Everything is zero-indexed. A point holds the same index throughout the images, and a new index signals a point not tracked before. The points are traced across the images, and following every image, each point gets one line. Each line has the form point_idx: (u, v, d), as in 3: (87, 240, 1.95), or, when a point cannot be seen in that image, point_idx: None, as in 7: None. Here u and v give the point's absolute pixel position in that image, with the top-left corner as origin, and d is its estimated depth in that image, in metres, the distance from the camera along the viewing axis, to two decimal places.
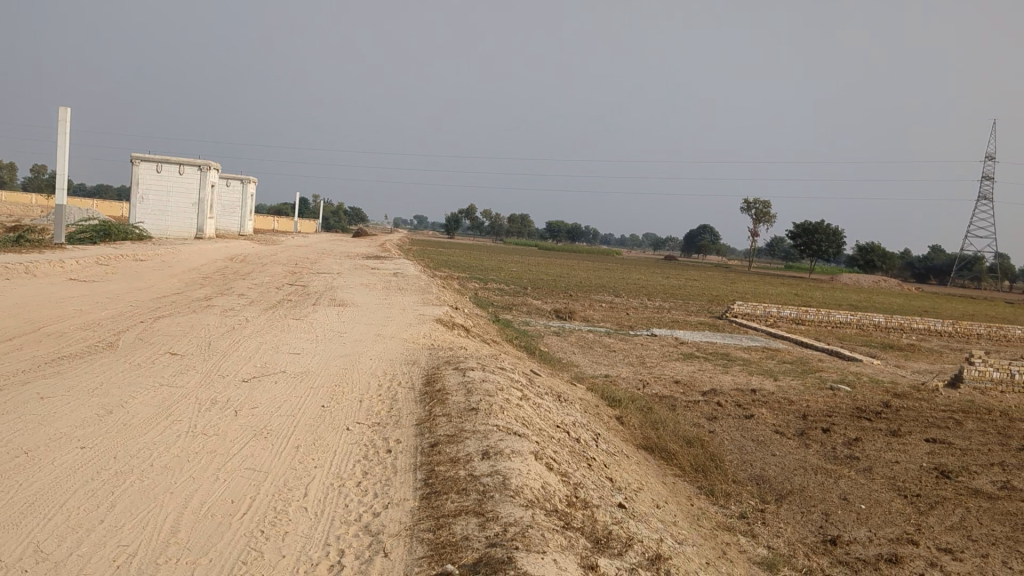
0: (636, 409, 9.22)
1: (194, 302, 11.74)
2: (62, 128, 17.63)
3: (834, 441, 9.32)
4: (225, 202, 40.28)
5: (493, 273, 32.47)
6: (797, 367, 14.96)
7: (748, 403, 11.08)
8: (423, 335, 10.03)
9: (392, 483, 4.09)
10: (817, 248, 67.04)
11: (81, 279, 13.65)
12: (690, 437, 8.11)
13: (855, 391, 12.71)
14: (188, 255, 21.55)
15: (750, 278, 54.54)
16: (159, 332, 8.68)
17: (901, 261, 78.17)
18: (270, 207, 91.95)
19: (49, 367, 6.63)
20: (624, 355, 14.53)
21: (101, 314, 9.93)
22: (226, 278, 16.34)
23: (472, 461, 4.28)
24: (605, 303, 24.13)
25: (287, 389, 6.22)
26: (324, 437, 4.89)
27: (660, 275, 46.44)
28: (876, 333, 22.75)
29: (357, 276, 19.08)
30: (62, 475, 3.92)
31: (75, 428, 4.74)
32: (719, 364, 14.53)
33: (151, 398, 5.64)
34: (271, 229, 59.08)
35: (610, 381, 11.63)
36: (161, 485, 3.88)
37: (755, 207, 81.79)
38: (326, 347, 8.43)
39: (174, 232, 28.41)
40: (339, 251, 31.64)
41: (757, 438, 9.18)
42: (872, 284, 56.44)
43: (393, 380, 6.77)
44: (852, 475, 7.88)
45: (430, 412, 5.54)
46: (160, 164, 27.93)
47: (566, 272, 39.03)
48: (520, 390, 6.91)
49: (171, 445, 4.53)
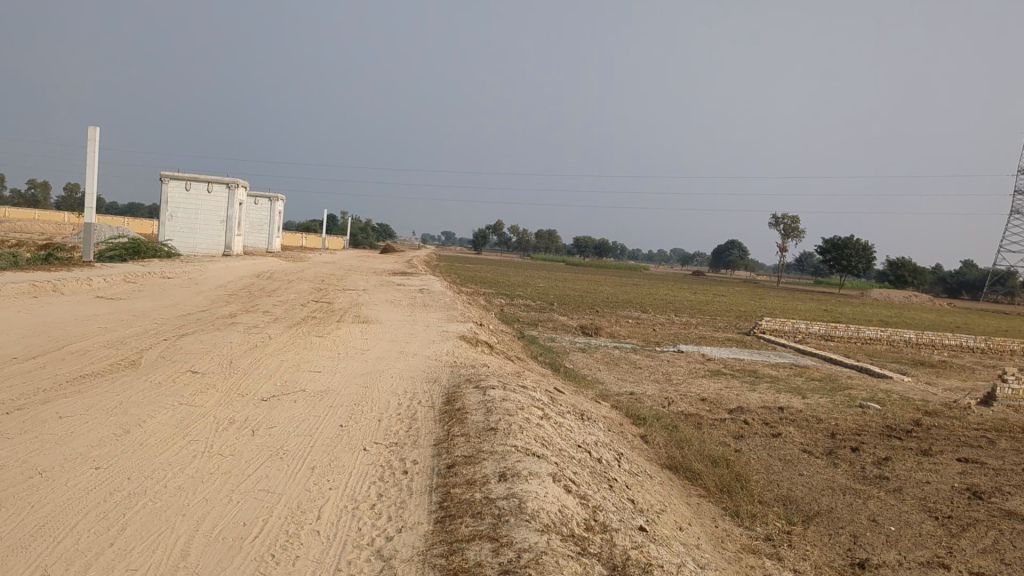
0: (661, 427, 9.10)
1: (218, 320, 11.76)
2: (91, 147, 17.82)
3: (863, 460, 9.14)
4: (254, 220, 40.58)
5: (519, 290, 32.39)
6: (826, 384, 14.74)
7: (775, 421, 10.91)
8: (445, 352, 9.97)
9: (407, 505, 4.02)
10: (847, 263, 66.40)
11: (108, 297, 13.73)
12: (714, 456, 7.98)
13: (885, 410, 12.49)
14: (215, 273, 21.67)
15: (778, 294, 54.03)
16: (182, 350, 8.69)
17: (932, 277, 77.20)
18: (299, 225, 92.56)
19: (71, 385, 6.63)
20: (650, 372, 14.40)
21: (126, 332, 9.97)
22: (252, 296, 16.38)
23: (489, 483, 4.21)
24: (631, 319, 23.96)
25: (306, 408, 6.18)
26: (340, 457, 4.84)
27: (687, 291, 46.18)
28: (906, 350, 22.42)
29: (382, 293, 19.11)
30: (76, 495, 3.91)
31: (91, 448, 4.72)
32: (746, 381, 14.34)
33: (169, 417, 5.63)
34: (299, 246, 59.45)
35: (635, 399, 11.50)
36: (174, 507, 3.84)
37: (783, 223, 81.35)
38: (348, 364, 8.39)
39: (202, 250, 28.62)
40: (366, 268, 31.73)
41: (784, 457, 9.02)
42: (903, 300, 55.77)
43: (414, 399, 6.71)
44: (882, 496, 7.71)
45: (448, 432, 5.48)
46: (189, 182, 28.21)
47: (592, 288, 38.88)
48: (541, 408, 6.83)
49: (186, 465, 4.50)
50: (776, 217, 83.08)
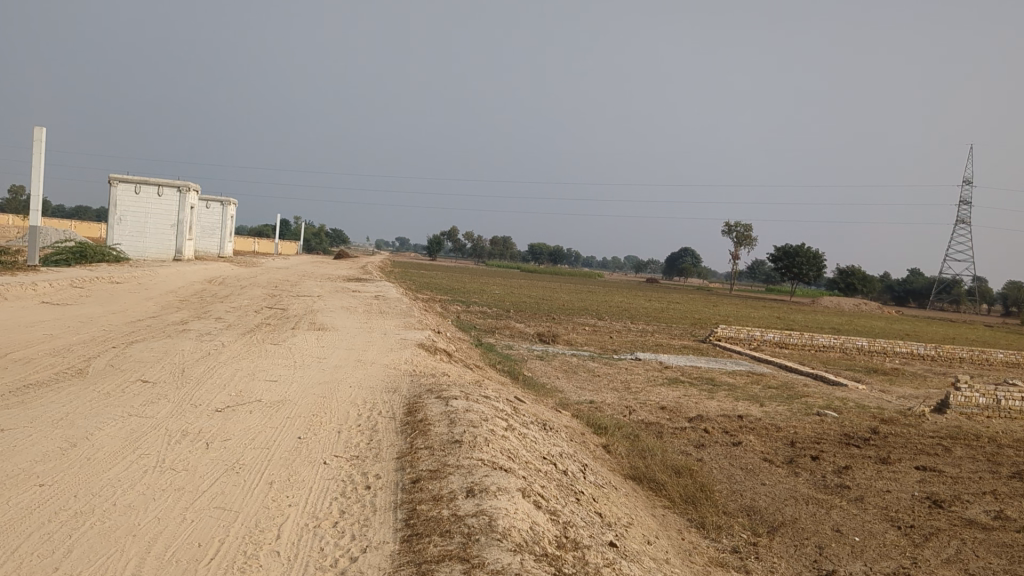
0: (623, 437, 9.03)
1: (170, 327, 11.45)
2: (37, 148, 17.34)
3: (824, 468, 9.13)
4: (206, 224, 39.97)
5: (475, 296, 32.20)
6: (783, 392, 14.78)
7: (735, 430, 10.88)
8: (403, 360, 9.79)
9: (371, 523, 3.86)
10: (798, 271, 67.25)
11: (53, 302, 13.31)
12: (678, 465, 7.90)
13: (842, 418, 12.52)
14: (165, 278, 21.21)
15: (732, 301, 54.41)
16: (131, 358, 8.41)
17: (881, 284, 78.59)
18: (252, 231, 91.55)
19: (14, 395, 6.35)
20: (608, 380, 14.33)
21: (73, 339, 9.65)
22: (203, 301, 16.03)
23: (456, 499, 4.05)
24: (588, 326, 23.94)
25: (261, 419, 5.97)
26: (300, 472, 4.65)
27: (641, 298, 46.33)
28: (858, 358, 22.65)
29: (338, 299, 18.86)
30: (17, 515, 3.68)
31: (34, 464, 4.47)
32: (704, 389, 14.31)
33: (118, 429, 5.38)
34: (252, 252, 58.76)
35: (595, 408, 11.39)
36: (124, 528, 3.63)
37: (734, 231, 82.29)
38: (304, 373, 8.17)
39: (152, 254, 28.04)
40: (320, 273, 31.35)
41: (745, 466, 8.98)
42: (853, 308, 56.57)
43: (374, 410, 6.52)
44: (844, 505, 7.68)
45: (410, 444, 5.32)
46: (139, 185, 27.64)
47: (548, 295, 38.79)
48: (505, 419, 6.68)
49: (137, 481, 4.28)
50: (729, 225, 84.02)
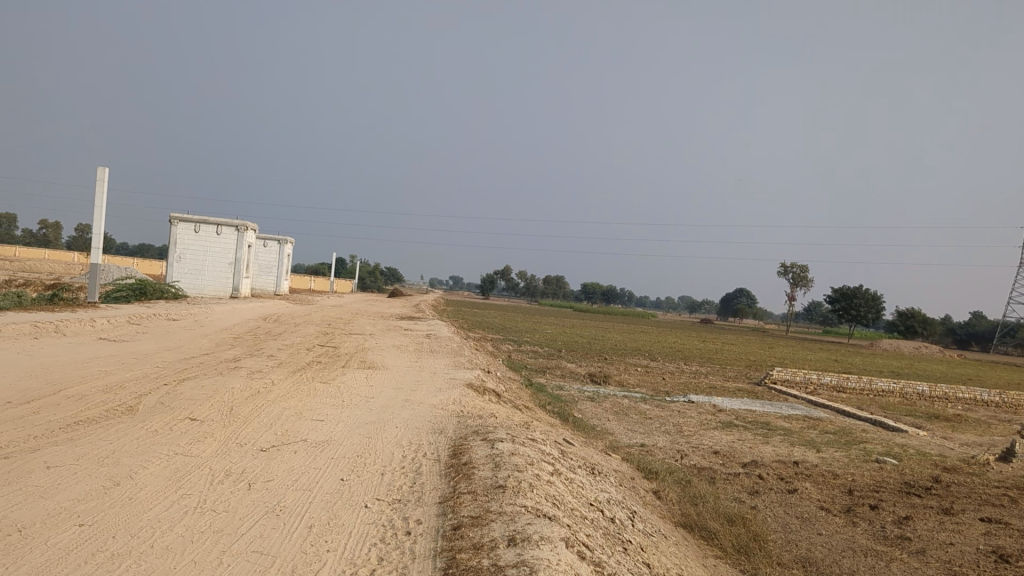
0: (674, 482, 8.82)
1: (222, 364, 11.53)
2: (100, 188, 17.78)
3: (883, 518, 8.81)
4: (262, 262, 40.61)
5: (527, 335, 32.11)
6: (841, 437, 14.38)
7: (790, 476, 10.59)
8: (451, 400, 9.71)
9: (408, 572, 3.76)
10: (856, 312, 65.97)
11: (110, 339, 13.53)
12: (730, 513, 7.68)
13: (902, 465, 12.13)
14: (221, 315, 21.49)
15: (788, 343, 53.47)
16: (181, 395, 8.46)
17: (942, 328, 76.80)
18: (309, 269, 92.84)
19: (63, 432, 6.40)
20: (660, 422, 14.09)
21: (126, 376, 9.75)
22: (256, 339, 16.17)
23: (497, 548, 3.94)
24: (640, 367, 23.68)
25: (306, 459, 5.93)
26: (340, 515, 4.58)
27: (695, 339, 45.76)
28: (919, 403, 22.02)
29: (389, 337, 18.90)
30: (53, 557, 3.67)
31: (76, 503, 4.48)
32: (759, 434, 13.99)
33: (162, 468, 5.38)
34: (308, 289, 59.48)
35: (646, 452, 11.18)
36: (159, 571, 3.60)
37: (790, 272, 81.23)
38: (351, 413, 8.14)
39: (210, 291, 28.45)
40: (373, 312, 31.54)
41: (801, 515, 8.69)
42: (913, 351, 55.24)
43: (419, 452, 6.45)
44: (905, 559, 7.37)
45: (454, 488, 5.22)
46: (198, 224, 28.24)
47: (601, 335, 38.55)
48: (551, 463, 6.55)
49: (177, 522, 4.26)
50: (784, 265, 82.89)
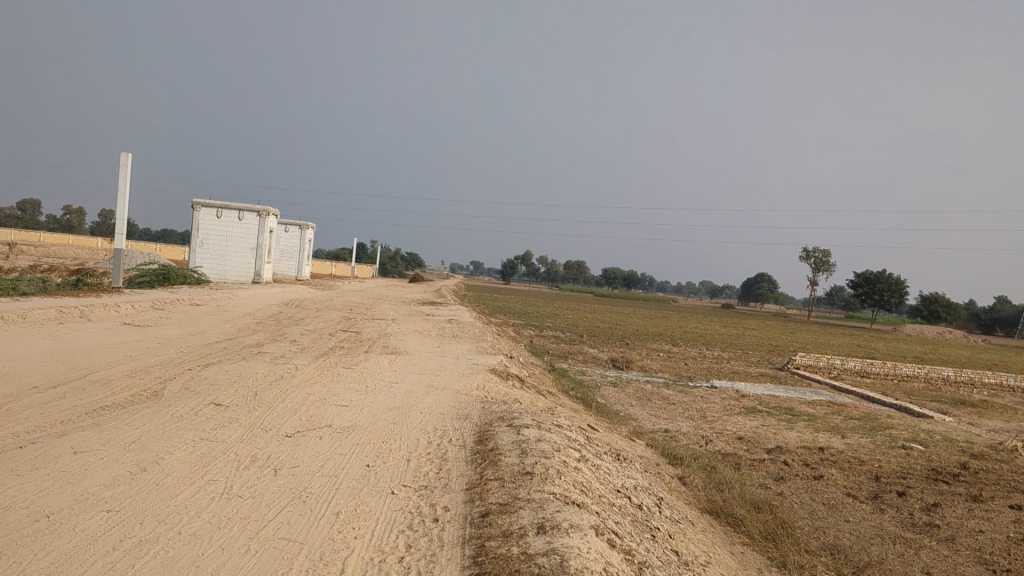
0: (699, 468, 8.76)
1: (245, 349, 11.55)
2: (123, 173, 17.84)
3: (911, 506, 8.71)
4: (284, 247, 40.75)
5: (548, 320, 32.06)
6: (866, 423, 14.25)
7: (816, 462, 10.50)
8: (475, 385, 9.69)
9: (438, 560, 3.73)
10: (879, 297, 65.43)
11: (135, 324, 13.59)
12: (757, 500, 7.60)
13: (929, 452, 12.00)
14: (243, 300, 21.57)
15: (810, 328, 53.12)
16: (205, 380, 8.48)
17: (966, 312, 76.09)
18: (330, 255, 93.10)
19: (89, 417, 6.42)
20: (683, 407, 14.02)
21: (151, 361, 9.78)
22: (279, 324, 16.21)
23: (526, 536, 3.90)
24: (662, 352, 23.58)
25: (331, 445, 5.91)
26: (367, 502, 4.55)
27: (717, 324, 45.55)
28: (944, 388, 21.81)
29: (411, 322, 18.90)
30: (82, 543, 3.67)
31: (104, 489, 4.47)
32: (783, 419, 13.88)
33: (188, 454, 5.37)
34: (329, 274, 59.67)
35: (670, 437, 11.12)
36: (187, 558, 3.59)
37: (812, 256, 80.64)
38: (375, 398, 8.12)
39: (232, 276, 28.57)
40: (394, 297, 31.59)
41: (828, 502, 8.61)
42: (937, 336, 54.82)
43: (444, 438, 6.42)
44: (934, 546, 7.27)
45: (481, 475, 5.19)
46: (220, 210, 28.33)
47: (622, 320, 38.44)
48: (578, 449, 6.50)
49: (204, 509, 4.24)
50: (807, 250, 82.28)
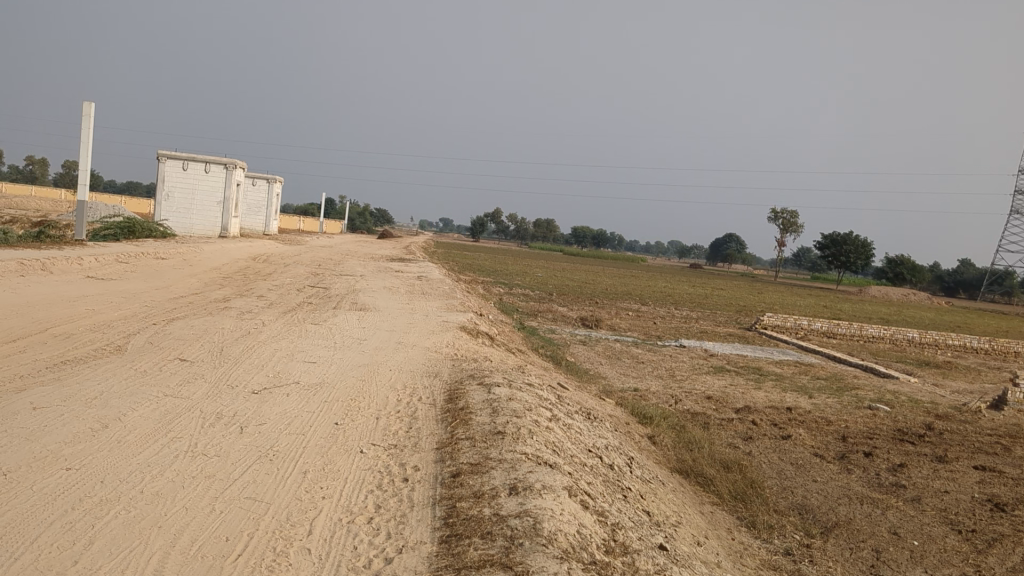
0: (669, 427, 8.76)
1: (212, 304, 11.35)
2: (85, 123, 17.39)
3: (877, 466, 8.77)
4: (252, 201, 40.21)
5: (518, 278, 31.99)
6: (833, 384, 14.35)
7: (784, 422, 10.54)
8: (445, 343, 9.59)
9: (407, 521, 3.66)
10: (846, 259, 65.93)
11: (98, 277, 13.31)
12: (726, 460, 7.60)
13: (895, 412, 12.09)
14: (210, 254, 21.24)
15: (778, 289, 53.48)
16: (170, 335, 8.32)
17: (931, 274, 77.02)
18: (299, 210, 92.12)
19: (49, 372, 6.24)
20: (652, 367, 14.03)
21: (114, 315, 9.58)
22: (246, 279, 16.00)
23: (498, 497, 3.83)
24: (631, 312, 23.60)
25: (299, 403, 5.80)
26: (335, 461, 4.46)
27: (686, 284, 45.71)
28: (909, 349, 22.04)
29: (381, 279, 18.73)
30: (40, 502, 3.55)
31: (63, 446, 4.33)
32: (751, 379, 13.93)
33: (152, 411, 5.24)
34: (298, 230, 59.11)
35: (640, 396, 11.12)
36: (149, 518, 3.48)
37: (781, 217, 81.00)
38: (344, 355, 8.00)
39: (198, 230, 28.16)
40: (363, 252, 31.34)
41: (796, 461, 8.65)
42: (902, 298, 55.44)
43: (413, 396, 6.33)
44: (901, 507, 7.31)
45: (451, 434, 5.10)
46: (186, 162, 27.81)
47: (593, 279, 38.41)
48: (549, 409, 6.43)
49: (167, 467, 4.13)
50: (776, 211, 82.58)
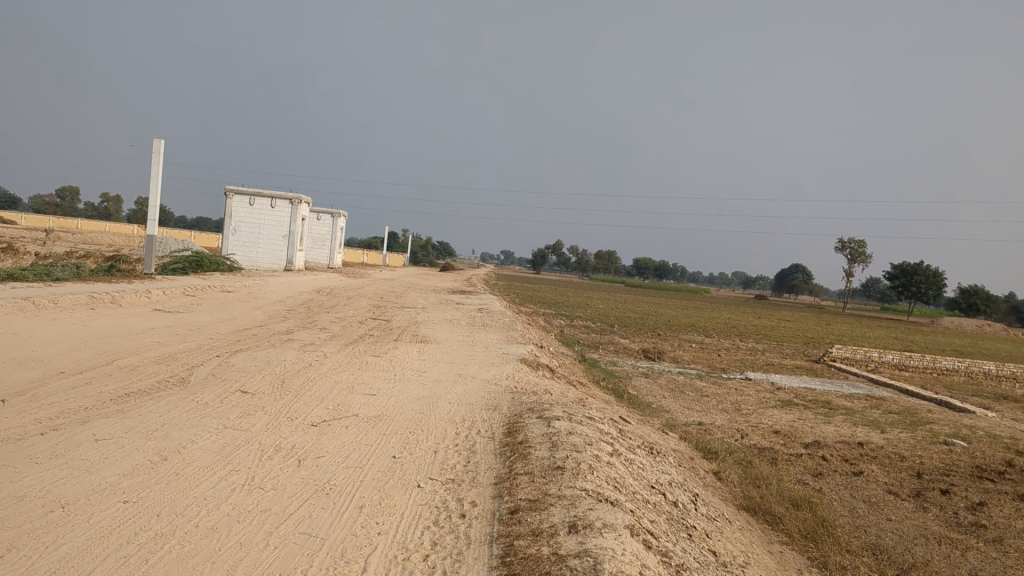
0: (734, 462, 8.52)
1: (274, 337, 11.43)
2: (155, 159, 17.84)
3: (955, 504, 8.41)
4: (316, 235, 40.82)
5: (579, 310, 31.82)
6: (906, 418, 13.89)
7: (855, 458, 10.20)
8: (505, 375, 9.50)
9: (464, 559, 3.55)
10: (916, 289, 64.29)
11: (165, 310, 13.54)
12: (795, 496, 7.34)
13: (973, 448, 11.62)
14: (274, 287, 21.53)
15: (846, 320, 52.30)
16: (232, 367, 8.38)
17: (1007, 305, 74.68)
18: (363, 243, 93.30)
19: (114, 404, 6.31)
20: (717, 400, 13.74)
21: (179, 347, 9.70)
22: (310, 311, 16.14)
23: (557, 536, 3.71)
24: (695, 344, 23.25)
25: (357, 435, 5.75)
26: (393, 495, 4.39)
27: (751, 315, 44.97)
28: (985, 382, 21.29)
29: (442, 311, 18.76)
30: (96, 536, 3.53)
31: (122, 478, 4.34)
32: (820, 413, 13.57)
33: (211, 443, 5.24)
34: (362, 263, 59.83)
35: (704, 430, 10.88)
36: (203, 553, 3.44)
37: (847, 246, 79.54)
38: (404, 387, 7.96)
39: (264, 264, 28.61)
40: (425, 285, 31.53)
41: (869, 499, 8.34)
42: (976, 329, 53.75)
43: (472, 429, 6.25)
44: (982, 548, 6.97)
45: (510, 469, 5.00)
46: (253, 197, 28.36)
47: (656, 311, 38.04)
48: (611, 444, 6.28)
49: (223, 500, 4.10)
50: (843, 241, 81.04)
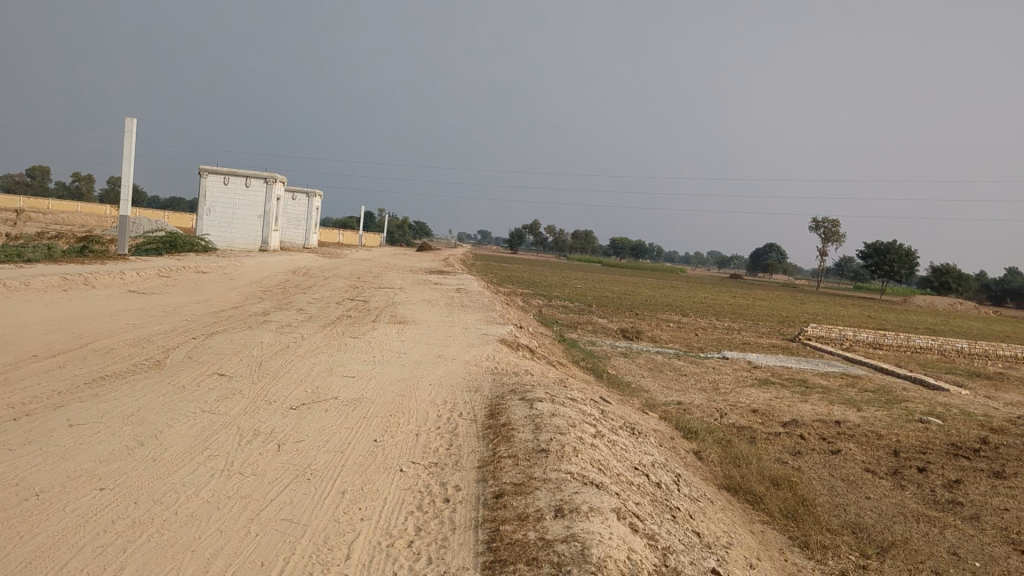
0: (714, 442, 8.53)
1: (251, 318, 11.31)
2: (127, 139, 17.56)
3: (932, 482, 8.47)
4: (291, 215, 40.48)
5: (556, 290, 31.79)
6: (881, 396, 13.99)
7: (833, 437, 10.25)
8: (485, 356, 9.45)
9: (450, 545, 3.50)
10: (889, 268, 64.79)
11: (140, 292, 13.37)
12: (775, 475, 7.36)
13: (948, 426, 11.71)
14: (251, 268, 21.34)
15: (821, 298, 52.65)
16: (209, 349, 8.27)
17: (978, 283, 75.47)
18: (339, 223, 92.71)
19: (88, 388, 6.20)
20: (695, 379, 13.78)
21: (154, 329, 9.58)
22: (286, 292, 16.00)
23: (543, 520, 3.67)
24: (672, 323, 23.29)
25: (337, 418, 5.68)
26: (375, 480, 4.34)
27: (727, 294, 45.18)
28: (958, 360, 21.49)
29: (420, 291, 18.68)
30: (73, 524, 3.46)
31: (98, 464, 4.25)
32: (797, 392, 13.63)
33: (189, 427, 5.15)
34: (338, 243, 59.49)
35: (683, 410, 10.89)
36: (182, 541, 3.36)
37: (821, 226, 80.01)
38: (383, 369, 7.89)
39: (239, 244, 28.33)
40: (402, 265, 31.40)
41: (847, 477, 8.39)
42: (948, 307, 54.29)
43: (454, 411, 6.19)
44: (959, 525, 7.02)
45: (493, 452, 4.95)
46: (227, 176, 28.04)
47: (633, 290, 38.10)
48: (594, 425, 6.25)
49: (203, 487, 4.02)
50: (817, 220, 81.51)
